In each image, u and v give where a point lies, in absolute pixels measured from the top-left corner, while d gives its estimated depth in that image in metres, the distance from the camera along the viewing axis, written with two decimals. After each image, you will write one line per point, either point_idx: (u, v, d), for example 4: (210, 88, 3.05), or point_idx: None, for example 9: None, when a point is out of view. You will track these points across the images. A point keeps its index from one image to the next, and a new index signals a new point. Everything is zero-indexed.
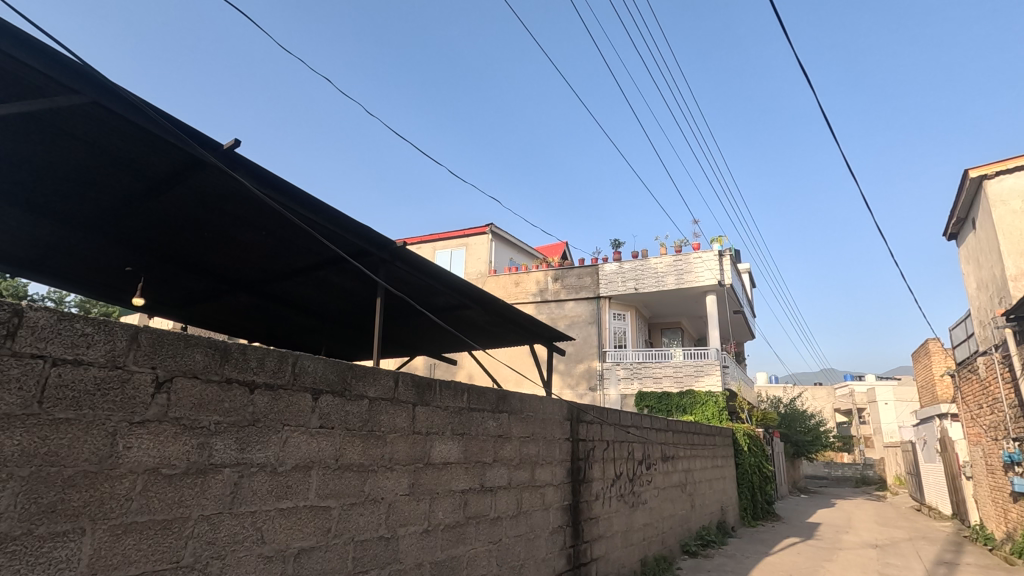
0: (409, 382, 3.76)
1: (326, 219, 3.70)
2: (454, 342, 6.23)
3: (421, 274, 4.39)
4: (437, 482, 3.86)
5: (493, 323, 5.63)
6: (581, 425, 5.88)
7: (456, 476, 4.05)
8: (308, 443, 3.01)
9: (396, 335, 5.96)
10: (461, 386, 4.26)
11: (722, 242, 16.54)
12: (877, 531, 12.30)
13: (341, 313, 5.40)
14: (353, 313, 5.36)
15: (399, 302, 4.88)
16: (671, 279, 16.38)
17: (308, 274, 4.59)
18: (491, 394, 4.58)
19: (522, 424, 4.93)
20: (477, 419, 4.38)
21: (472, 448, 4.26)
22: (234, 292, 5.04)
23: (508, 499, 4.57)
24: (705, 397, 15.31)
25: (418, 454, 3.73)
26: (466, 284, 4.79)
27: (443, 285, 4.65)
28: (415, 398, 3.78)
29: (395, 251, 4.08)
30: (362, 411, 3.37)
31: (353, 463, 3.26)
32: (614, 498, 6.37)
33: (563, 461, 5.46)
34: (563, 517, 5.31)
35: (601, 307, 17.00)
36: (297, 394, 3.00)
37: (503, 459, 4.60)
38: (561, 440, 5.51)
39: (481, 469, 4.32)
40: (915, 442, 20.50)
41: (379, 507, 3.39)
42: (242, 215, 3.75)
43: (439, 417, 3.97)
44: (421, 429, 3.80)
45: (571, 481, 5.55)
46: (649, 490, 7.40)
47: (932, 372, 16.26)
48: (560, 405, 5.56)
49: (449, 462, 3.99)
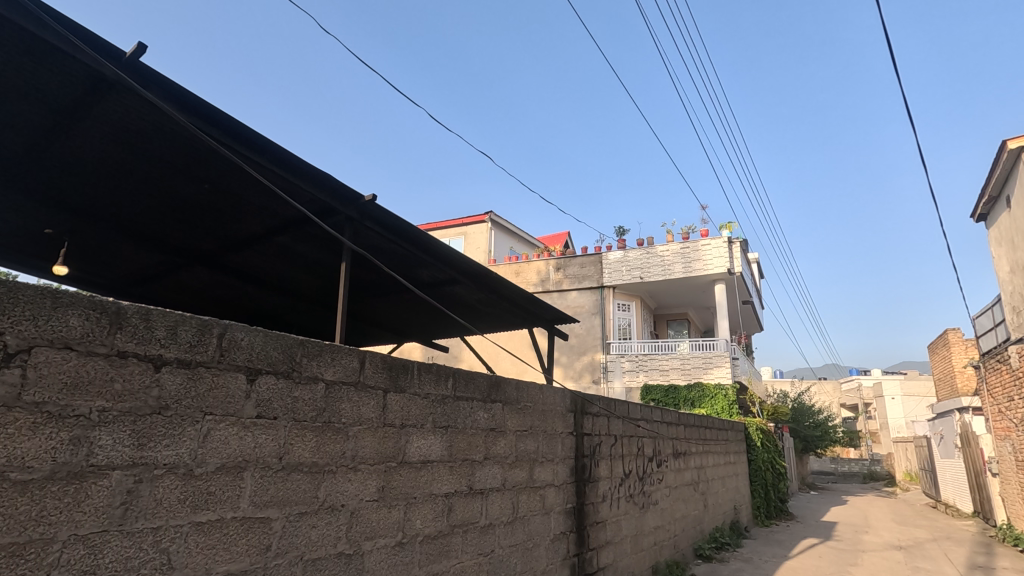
0: (381, 363, 3.11)
1: (275, 162, 3.03)
2: (444, 324, 5.59)
3: (397, 237, 3.73)
4: (414, 484, 3.20)
5: (486, 302, 4.97)
6: (586, 418, 5.23)
7: (440, 477, 3.40)
8: (240, 438, 2.35)
9: (380, 316, 5.33)
10: (446, 369, 3.60)
11: (731, 228, 15.85)
12: (897, 530, 11.66)
13: (314, 290, 4.78)
14: (327, 290, 4.73)
15: (377, 275, 4.23)
16: (678, 267, 15.68)
17: (269, 242, 3.95)
18: (483, 379, 3.93)
19: (518, 416, 4.27)
20: (466, 410, 3.72)
21: (459, 443, 3.60)
22: (190, 266, 4.43)
23: (502, 503, 3.92)
24: (714, 389, 14.64)
25: (391, 451, 3.08)
26: (453, 254, 4.13)
27: (426, 253, 4.00)
28: (388, 383, 3.12)
29: (363, 206, 3.41)
30: (317, 397, 2.71)
31: (305, 462, 2.60)
32: (623, 499, 5.72)
33: (567, 459, 4.80)
34: (567, 522, 4.66)
35: (605, 297, 16.35)
36: (225, 375, 2.33)
37: (496, 457, 3.95)
38: (564, 435, 4.85)
39: (469, 468, 3.66)
40: (930, 437, 19.79)
41: (340, 517, 2.74)
42: (174, 163, 3.09)
43: (417, 406, 3.30)
44: (396, 420, 3.14)
45: (575, 481, 4.89)
46: (661, 489, 6.75)
47: (951, 363, 15.58)
48: (563, 395, 4.91)
49: (431, 460, 3.34)
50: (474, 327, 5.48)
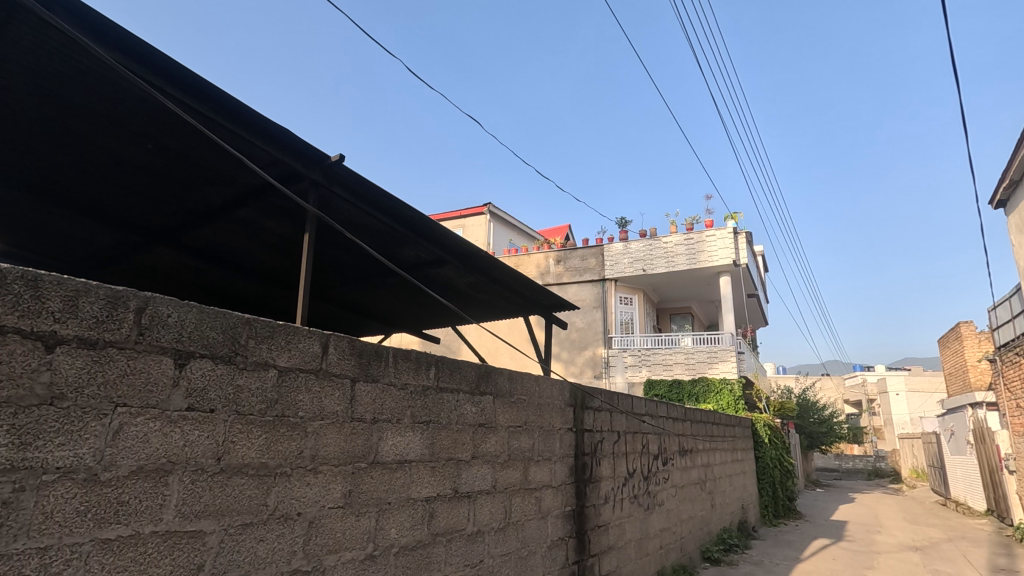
0: (349, 348, 2.69)
1: (223, 113, 2.60)
2: (435, 311, 5.18)
3: (373, 210, 3.30)
4: (388, 488, 2.78)
5: (477, 287, 4.55)
6: (587, 413, 4.81)
7: (420, 478, 2.98)
8: (165, 435, 1.93)
9: (363, 302, 4.94)
10: (429, 357, 3.18)
11: (737, 219, 15.40)
12: (910, 529, 11.26)
13: (289, 273, 4.38)
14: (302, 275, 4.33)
15: (354, 254, 3.83)
16: (682, 259, 15.24)
17: (231, 216, 3.55)
18: (472, 369, 3.51)
19: (512, 411, 3.85)
20: (451, 403, 3.30)
21: (443, 441, 3.18)
22: (152, 245, 4.04)
23: (493, 508, 3.51)
24: (719, 385, 14.22)
25: (359, 450, 2.66)
26: (439, 231, 3.69)
27: (407, 230, 3.58)
28: (357, 370, 2.70)
29: (331, 169, 2.97)
30: (268, 387, 2.29)
31: (250, 464, 2.18)
32: (626, 501, 5.30)
33: (565, 457, 4.38)
34: (566, 526, 4.25)
35: (607, 290, 15.91)
36: (144, 358, 1.91)
37: (486, 455, 3.53)
38: (563, 431, 4.43)
39: (454, 469, 3.24)
40: (939, 433, 19.38)
41: (296, 528, 2.32)
42: (107, 117, 2.69)
43: (392, 398, 2.88)
44: (367, 414, 2.73)
45: (574, 481, 4.48)
46: (666, 489, 6.34)
47: (963, 357, 15.15)
48: (562, 387, 4.48)
49: (408, 460, 2.92)
50: (466, 315, 5.07)
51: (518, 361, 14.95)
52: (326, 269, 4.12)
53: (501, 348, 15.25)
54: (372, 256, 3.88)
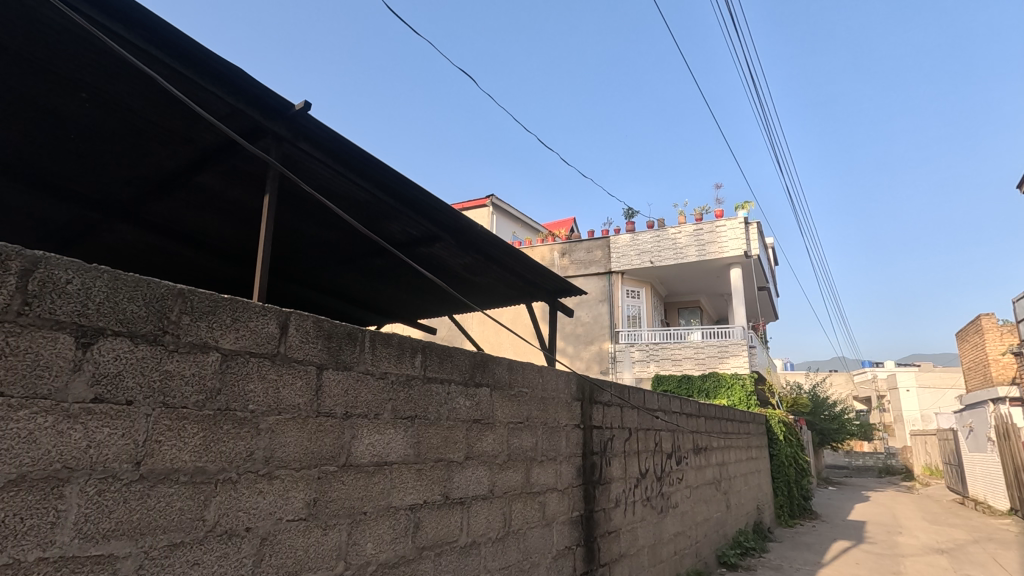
0: (315, 329, 2.26)
1: (161, 47, 2.15)
2: (429, 296, 4.74)
3: (352, 174, 2.86)
4: (364, 496, 2.36)
5: (475, 269, 4.12)
6: (596, 408, 4.37)
7: (405, 483, 2.56)
8: (61, 435, 1.51)
9: (349, 286, 4.54)
10: (417, 343, 2.75)
11: (748, 209, 14.90)
12: (932, 530, 10.77)
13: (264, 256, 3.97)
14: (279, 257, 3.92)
15: (334, 228, 3.42)
16: (691, 251, 14.75)
17: (191, 185, 3.13)
18: (466, 359, 3.08)
19: (512, 405, 3.41)
20: (441, 396, 2.87)
21: (431, 439, 2.75)
22: (112, 222, 3.63)
23: (490, 516, 3.08)
24: (730, 380, 13.74)
25: (327, 451, 2.23)
26: (430, 202, 3.25)
27: (392, 199, 3.14)
28: (325, 356, 2.27)
29: (297, 121, 2.53)
30: (207, 374, 1.86)
31: (181, 470, 1.75)
32: (639, 504, 4.87)
33: (572, 457, 3.94)
34: (573, 534, 3.82)
35: (614, 283, 15.44)
36: (32, 337, 1.49)
37: (482, 456, 3.10)
38: (569, 428, 3.99)
39: (445, 472, 2.81)
40: (956, 430, 18.83)
41: (243, 547, 1.89)
42: (22, 55, 2.27)
43: (368, 389, 2.45)
44: (338, 408, 2.30)
45: (582, 484, 4.04)
46: (680, 490, 5.90)
47: (985, 351, 14.61)
48: (568, 379, 4.04)
49: (390, 461, 2.50)
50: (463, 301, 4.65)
51: (521, 354, 14.59)
52: (304, 247, 3.72)
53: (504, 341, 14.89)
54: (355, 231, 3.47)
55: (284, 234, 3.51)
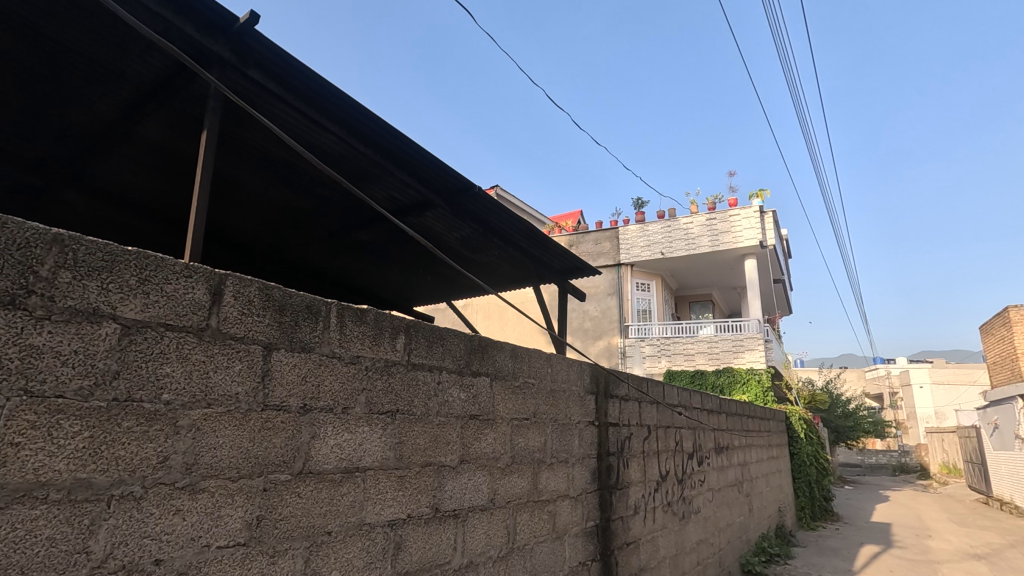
0: (261, 297, 1.75)
1: None
2: (423, 275, 4.25)
3: (319, 116, 2.37)
4: (329, 512, 1.86)
5: (473, 244, 3.61)
6: (612, 403, 3.86)
7: (382, 496, 2.06)
8: None
9: (333, 264, 4.08)
10: (400, 322, 2.24)
11: (762, 197, 14.35)
12: (963, 533, 10.18)
13: (236, 230, 3.51)
14: (252, 228, 3.47)
15: (309, 189, 2.95)
16: (704, 241, 14.19)
17: (133, 138, 2.64)
18: (462, 344, 2.58)
19: (518, 399, 2.91)
20: (430, 387, 2.36)
21: (416, 440, 2.25)
22: (56, 187, 3.15)
23: (491, 530, 2.58)
24: (746, 375, 13.20)
25: (276, 456, 1.73)
26: (418, 157, 2.75)
27: (372, 152, 2.64)
28: (275, 333, 1.77)
29: (245, 43, 2.02)
30: (96, 353, 1.36)
31: (52, 485, 1.26)
32: (659, 510, 4.35)
33: (586, 458, 3.44)
34: (588, 547, 3.32)
35: (623, 276, 14.89)
36: None
37: (481, 459, 2.59)
38: (583, 426, 3.48)
39: (435, 480, 2.30)
40: (978, 427, 18.17)
41: None
42: None
43: (333, 376, 1.94)
44: (293, 398, 1.80)
45: (597, 489, 3.53)
46: (702, 493, 5.38)
47: (1013, 345, 13.98)
48: (581, 370, 3.53)
49: (363, 469, 2.00)
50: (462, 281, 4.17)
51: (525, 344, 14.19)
52: (279, 214, 3.26)
53: (507, 327, 14.69)
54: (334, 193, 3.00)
55: (252, 198, 3.06)
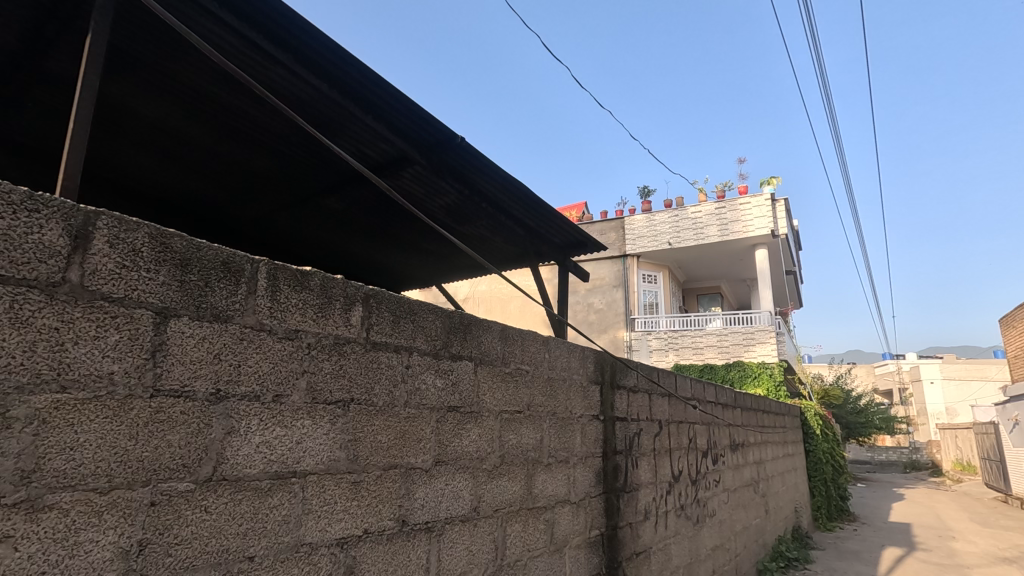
0: (152, 248, 1.31)
1: None
2: (407, 247, 3.83)
3: (261, 38, 1.93)
4: (250, 530, 1.42)
5: (460, 213, 3.16)
6: (619, 394, 3.41)
7: (329, 508, 1.62)
8: None
9: (307, 232, 3.67)
10: (355, 292, 1.81)
11: (774, 184, 13.84)
12: (988, 534, 9.66)
13: (193, 189, 3.13)
14: (211, 187, 3.09)
15: (265, 133, 2.54)
16: (713, 230, 13.70)
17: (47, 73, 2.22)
18: (438, 321, 2.13)
19: (510, 389, 2.47)
20: (396, 373, 1.91)
21: (377, 437, 1.80)
22: None
23: (477, 546, 2.15)
24: (757, 369, 12.70)
25: (172, 458, 1.29)
26: (388, 100, 2.30)
27: (329, 88, 2.20)
28: (172, 295, 1.33)
29: None
30: None
31: None
32: (672, 515, 3.91)
33: (590, 458, 3.00)
34: (592, 559, 2.89)
35: (629, 267, 14.42)
36: None
37: (464, 461, 2.15)
38: (586, 421, 3.04)
39: (402, 486, 1.87)
40: (995, 423, 17.60)
41: None
42: None
43: (255, 354, 1.49)
44: (199, 382, 1.36)
45: (603, 492, 3.09)
46: (717, 495, 4.93)
47: None
48: (584, 358, 3.09)
49: (301, 474, 1.56)
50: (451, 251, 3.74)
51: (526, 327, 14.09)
52: (237, 167, 2.86)
53: (509, 307, 14.59)
54: (294, 139, 2.59)
55: (202, 144, 2.65)
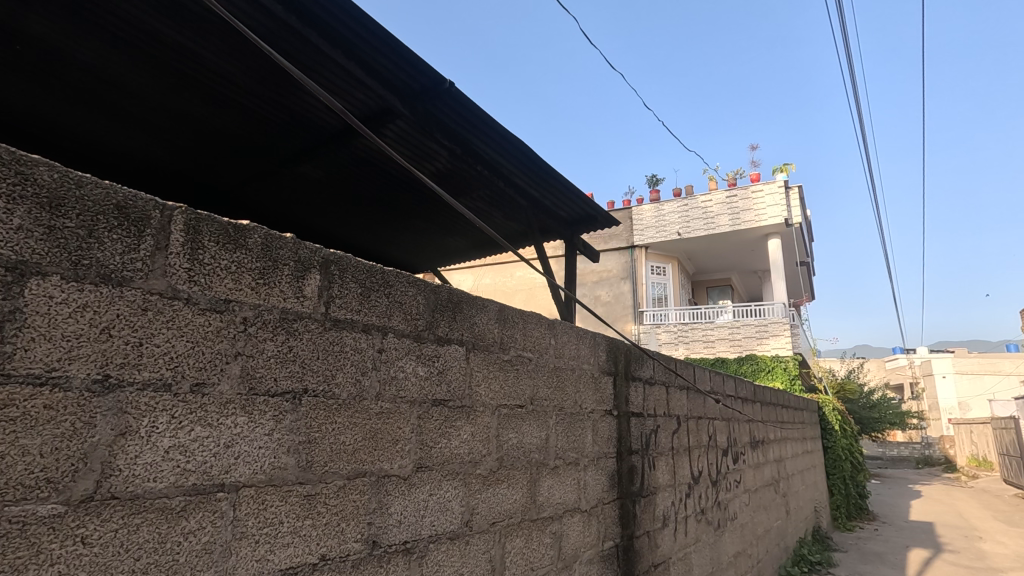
0: (2, 178, 0.95)
1: None
2: (397, 222, 3.46)
3: None
4: (152, 566, 1.05)
5: (454, 180, 2.78)
6: (634, 387, 3.03)
7: (271, 531, 1.25)
8: None
9: (284, 207, 3.27)
10: (311, 256, 1.43)
11: (787, 171, 13.40)
12: (1017, 534, 9.24)
13: (156, 160, 2.78)
14: (175, 156, 2.74)
15: (224, 78, 2.18)
16: (724, 219, 13.27)
17: None
18: (420, 297, 1.75)
19: (510, 381, 2.10)
20: (366, 359, 1.54)
21: (339, 439, 1.43)
22: None
23: (471, 567, 1.79)
24: (771, 362, 12.32)
25: (28, 471, 0.93)
26: (362, 29, 1.91)
27: (288, 14, 1.80)
28: (34, 245, 0.97)
29: None
30: None
31: None
32: (692, 520, 3.53)
33: (602, 460, 2.62)
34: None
35: (637, 259, 13.99)
36: None
37: (454, 468, 1.78)
38: (597, 418, 2.65)
39: (374, 500, 1.50)
40: (1016, 417, 17.04)
41: None
42: None
43: (164, 331, 1.12)
44: (74, 366, 0.99)
45: (617, 498, 2.72)
46: (738, 497, 4.54)
47: None
48: (595, 347, 2.71)
49: (231, 487, 1.19)
50: (445, 222, 3.37)
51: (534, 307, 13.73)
52: (200, 127, 2.51)
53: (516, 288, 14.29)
54: (257, 84, 2.22)
55: (153, 93, 2.27)
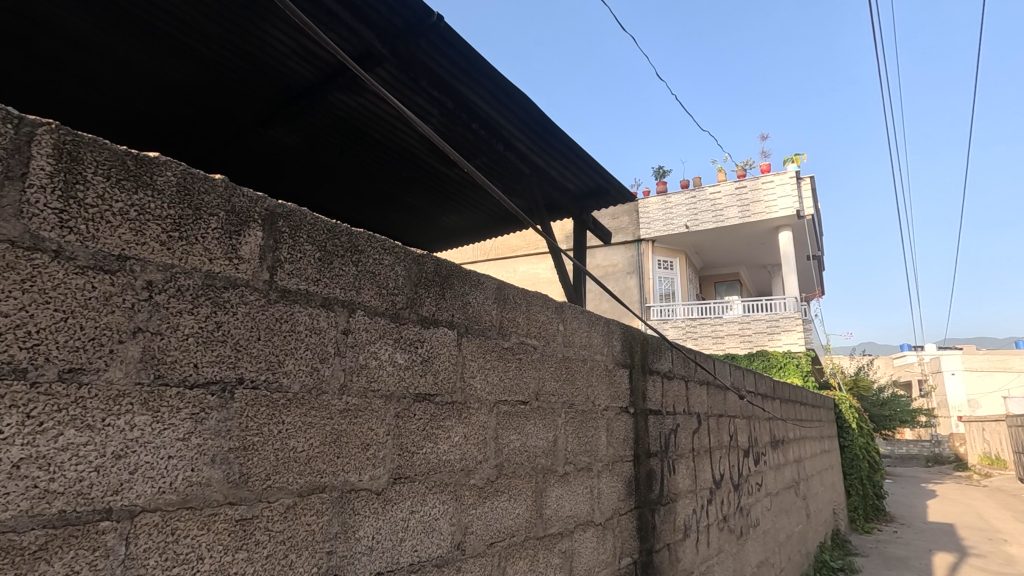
0: None
1: None
2: (386, 194, 3.13)
3: None
4: None
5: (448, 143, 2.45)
6: (652, 381, 2.69)
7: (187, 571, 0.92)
8: None
9: (260, 175, 2.93)
10: (250, 207, 1.10)
11: (798, 161, 13.01)
12: None
13: (111, 117, 2.43)
14: (130, 113, 2.39)
15: (174, 16, 1.84)
16: (733, 212, 12.89)
17: None
18: (400, 268, 1.42)
19: (511, 372, 1.76)
20: (326, 342, 1.20)
21: (288, 444, 1.10)
22: None
23: None
24: (783, 358, 11.97)
25: None
26: None
27: None
28: None
29: None
30: None
31: None
32: (714, 529, 3.20)
33: (618, 465, 2.29)
34: None
35: (643, 253, 13.63)
36: None
37: (442, 478, 1.45)
38: (612, 417, 2.31)
39: (337, 521, 1.17)
40: None
41: None
42: None
43: (17, 296, 0.79)
44: None
45: (634, 507, 2.38)
46: (760, 501, 4.20)
47: None
48: (609, 335, 2.37)
49: (123, 514, 0.86)
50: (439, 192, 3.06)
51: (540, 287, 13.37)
52: (155, 79, 2.18)
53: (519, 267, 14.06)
54: (215, 24, 1.87)
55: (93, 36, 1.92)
